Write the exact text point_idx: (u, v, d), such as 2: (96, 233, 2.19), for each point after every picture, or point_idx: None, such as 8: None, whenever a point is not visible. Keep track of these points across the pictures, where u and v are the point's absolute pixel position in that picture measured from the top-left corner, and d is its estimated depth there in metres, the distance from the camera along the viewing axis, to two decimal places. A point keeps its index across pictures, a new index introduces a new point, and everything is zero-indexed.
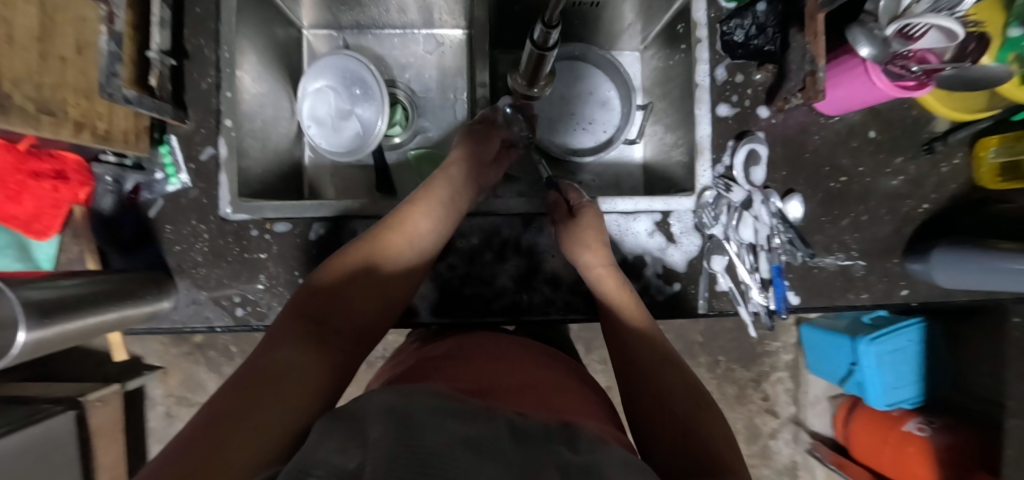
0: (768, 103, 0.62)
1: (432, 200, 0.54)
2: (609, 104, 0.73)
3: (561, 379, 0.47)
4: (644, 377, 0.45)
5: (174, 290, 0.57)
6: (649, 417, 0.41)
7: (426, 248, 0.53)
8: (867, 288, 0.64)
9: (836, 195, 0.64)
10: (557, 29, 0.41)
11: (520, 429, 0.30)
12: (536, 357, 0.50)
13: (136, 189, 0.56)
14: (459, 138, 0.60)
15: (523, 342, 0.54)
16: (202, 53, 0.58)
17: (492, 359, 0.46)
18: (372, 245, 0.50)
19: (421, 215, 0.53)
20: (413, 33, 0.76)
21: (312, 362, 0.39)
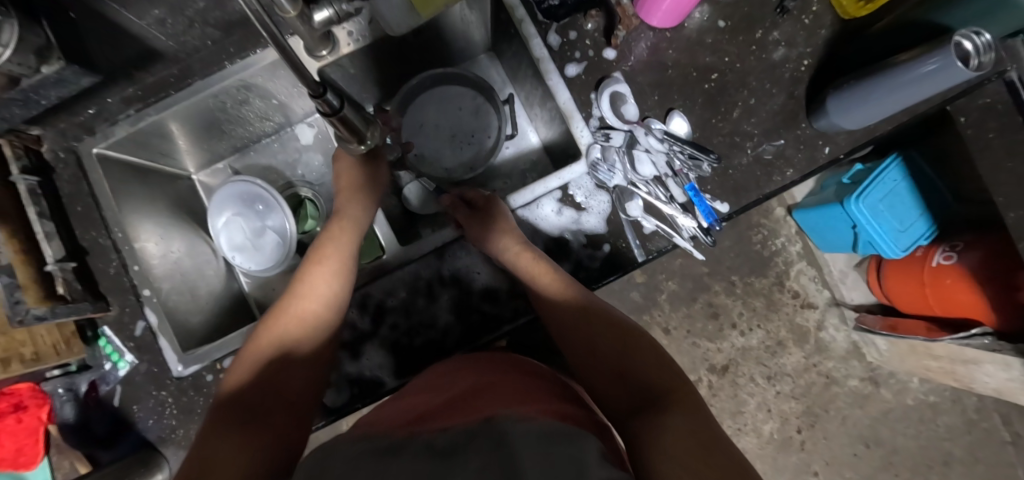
0: (610, 44, 0.63)
1: (333, 253, 0.56)
2: (484, 112, 0.74)
3: (504, 379, 0.48)
4: (584, 343, 0.49)
5: (165, 459, 0.59)
6: (601, 381, 0.47)
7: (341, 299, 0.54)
8: (790, 163, 0.63)
9: (716, 93, 0.63)
10: (328, 93, 0.37)
11: (437, 446, 0.32)
12: (480, 367, 0.52)
13: (93, 386, 0.59)
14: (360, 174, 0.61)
15: (472, 357, 0.55)
16: (98, 243, 0.61)
17: (438, 384, 0.49)
18: (285, 317, 0.52)
19: (325, 275, 0.54)
20: (288, 131, 0.79)
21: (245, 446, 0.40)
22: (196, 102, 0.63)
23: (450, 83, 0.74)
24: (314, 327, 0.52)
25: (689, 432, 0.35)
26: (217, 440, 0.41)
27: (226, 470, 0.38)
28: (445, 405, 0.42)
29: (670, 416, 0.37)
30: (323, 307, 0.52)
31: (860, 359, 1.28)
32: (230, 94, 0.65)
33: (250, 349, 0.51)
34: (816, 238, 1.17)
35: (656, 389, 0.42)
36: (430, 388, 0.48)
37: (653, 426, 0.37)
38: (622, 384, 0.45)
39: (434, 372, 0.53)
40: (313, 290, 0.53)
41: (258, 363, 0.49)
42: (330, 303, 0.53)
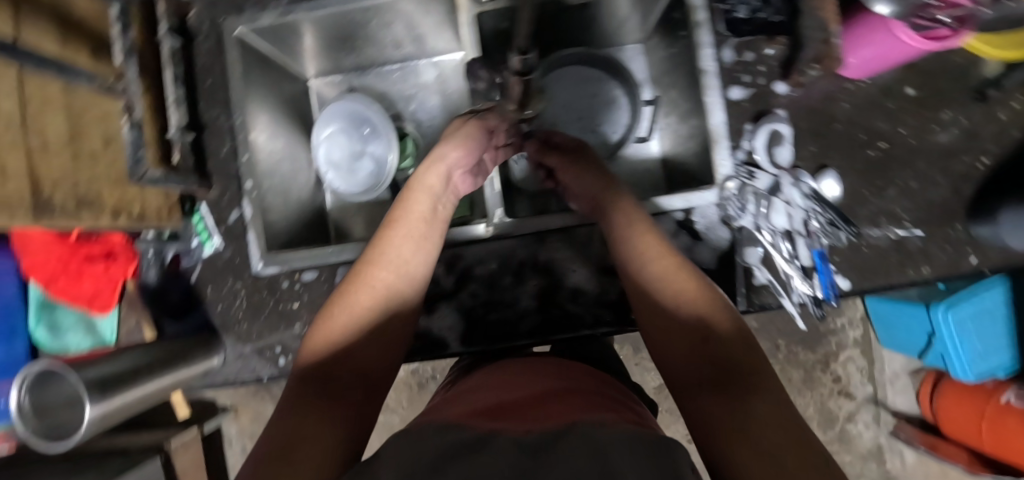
0: (784, 78, 0.58)
1: (414, 219, 0.52)
2: (615, 108, 0.71)
3: (580, 387, 0.46)
4: (654, 302, 0.46)
5: (221, 347, 0.60)
6: (671, 345, 0.43)
7: (419, 270, 0.51)
8: (928, 259, 0.57)
9: (876, 164, 0.58)
10: (531, 53, 0.36)
11: (523, 443, 0.30)
12: (547, 369, 0.51)
13: (177, 258, 0.60)
14: (455, 138, 0.56)
15: (540, 358, 0.54)
16: (217, 122, 0.61)
17: (503, 382, 0.47)
18: (356, 286, 0.48)
19: (402, 240, 0.51)
20: (413, 64, 0.76)
21: (328, 422, 0.36)
22: (346, 10, 0.61)
23: (591, 66, 0.71)
24: (392, 293, 0.48)
25: (778, 426, 0.31)
26: (300, 410, 0.37)
27: (318, 438, 0.34)
28: (519, 403, 0.40)
29: (749, 398, 0.34)
30: (400, 275, 0.49)
31: (880, 464, 1.20)
32: (378, 14, 0.63)
33: (321, 320, 0.47)
34: (883, 332, 1.10)
35: (736, 364, 0.38)
36: (496, 384, 0.47)
37: (729, 416, 0.33)
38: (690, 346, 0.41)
39: (504, 368, 0.51)
40: (387, 257, 0.49)
41: (335, 332, 0.45)
42: (403, 273, 0.50)
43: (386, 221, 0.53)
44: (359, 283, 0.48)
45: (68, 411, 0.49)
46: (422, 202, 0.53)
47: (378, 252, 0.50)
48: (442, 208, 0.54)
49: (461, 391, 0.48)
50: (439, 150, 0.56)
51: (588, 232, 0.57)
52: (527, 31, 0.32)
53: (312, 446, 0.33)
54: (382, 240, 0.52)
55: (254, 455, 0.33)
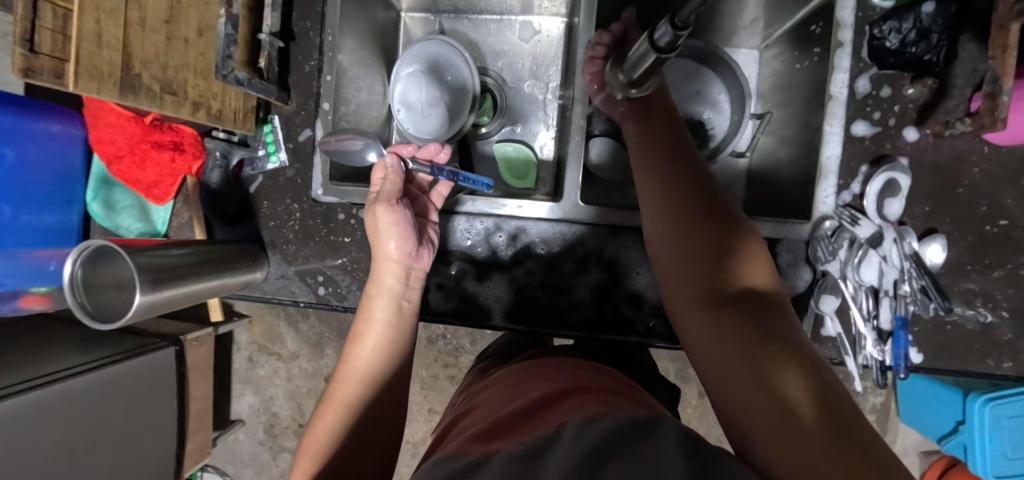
0: (918, 124, 0.53)
1: (374, 324, 0.49)
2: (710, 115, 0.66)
3: (599, 373, 0.39)
4: (666, 216, 0.41)
5: (266, 263, 0.59)
6: (678, 263, 0.39)
7: (386, 365, 0.48)
8: (1014, 355, 0.53)
9: (990, 240, 0.53)
10: (687, 30, 0.36)
11: (519, 457, 0.26)
12: (577, 361, 0.43)
13: (241, 165, 0.59)
14: (376, 232, 0.50)
15: (587, 362, 0.43)
16: (307, 36, 0.59)
17: (525, 375, 0.40)
18: (330, 408, 0.45)
19: (371, 350, 0.48)
20: (511, 19, 0.73)
21: None
22: None
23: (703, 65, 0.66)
24: (365, 401, 0.45)
25: (787, 366, 0.28)
26: None
27: None
28: (532, 400, 0.34)
29: (766, 328, 0.32)
30: (368, 384, 0.46)
31: None
32: None
33: (304, 447, 0.44)
34: (902, 408, 1.05)
35: (748, 297, 0.35)
36: (513, 378, 0.40)
37: (743, 359, 0.30)
38: (697, 273, 0.38)
39: (546, 360, 0.43)
40: (357, 371, 0.47)
41: (315, 457, 0.42)
42: (374, 378, 0.47)
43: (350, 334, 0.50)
44: (330, 404, 0.46)
45: (116, 293, 0.48)
46: (384, 313, 0.49)
47: (345, 365, 0.48)
48: (407, 304, 0.51)
49: (481, 388, 0.44)
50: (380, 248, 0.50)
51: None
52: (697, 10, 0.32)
53: None
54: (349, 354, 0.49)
55: None
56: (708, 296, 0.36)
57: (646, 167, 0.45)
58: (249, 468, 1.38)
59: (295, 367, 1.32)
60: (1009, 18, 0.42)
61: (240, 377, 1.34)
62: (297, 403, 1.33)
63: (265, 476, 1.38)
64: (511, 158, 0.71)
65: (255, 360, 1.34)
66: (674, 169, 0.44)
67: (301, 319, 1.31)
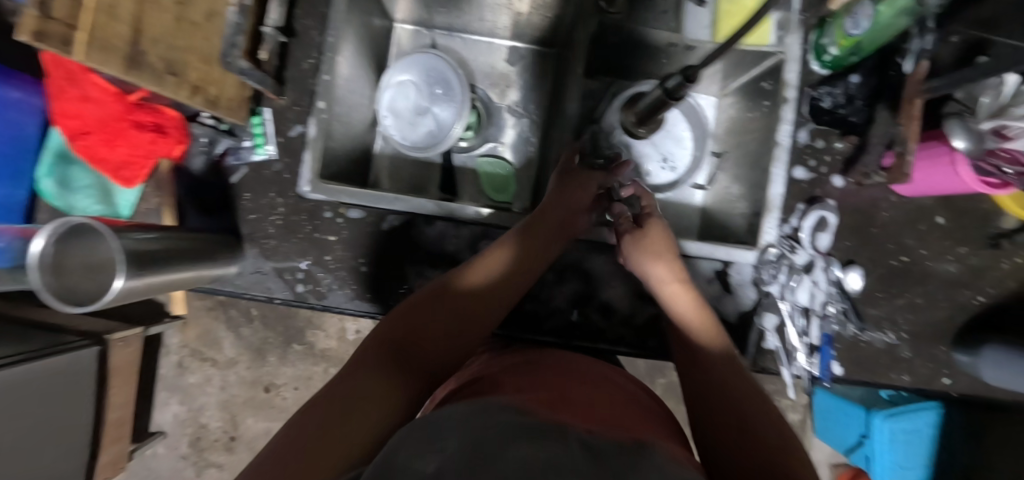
0: (844, 173, 0.62)
1: (517, 243, 0.51)
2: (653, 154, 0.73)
3: (636, 417, 0.41)
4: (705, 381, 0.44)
5: (242, 256, 0.58)
6: (718, 424, 0.39)
7: (508, 278, 0.49)
8: (911, 369, 0.64)
9: (897, 273, 0.63)
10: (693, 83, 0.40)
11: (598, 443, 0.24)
12: (612, 395, 0.45)
13: (224, 154, 0.57)
14: (558, 177, 0.55)
15: (620, 397, 0.45)
16: (307, 34, 0.60)
17: (566, 380, 0.43)
18: (447, 278, 0.47)
19: (499, 257, 0.49)
20: (500, 43, 0.78)
21: (389, 390, 0.36)
22: None
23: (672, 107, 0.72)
24: (473, 291, 0.46)
25: None
26: (370, 368, 0.37)
27: (373, 409, 0.33)
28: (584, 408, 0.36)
29: None
30: (490, 282, 0.48)
31: None
32: None
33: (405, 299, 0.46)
34: (817, 428, 1.13)
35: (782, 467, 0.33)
36: (566, 379, 0.44)
37: None
38: (731, 430, 0.38)
39: (581, 361, 0.50)
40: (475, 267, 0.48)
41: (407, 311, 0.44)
42: (497, 281, 0.48)
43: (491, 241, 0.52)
44: (444, 281, 0.47)
45: (82, 277, 0.45)
46: (533, 240, 0.51)
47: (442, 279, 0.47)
48: (551, 249, 0.52)
49: (521, 364, 0.46)
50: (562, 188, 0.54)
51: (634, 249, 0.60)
52: (706, 64, 0.36)
53: (360, 408, 0.33)
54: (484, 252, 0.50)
55: (314, 399, 0.34)
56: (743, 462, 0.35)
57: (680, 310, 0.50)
58: None
59: (232, 375, 1.24)
60: (916, 93, 0.52)
61: (166, 383, 1.24)
62: (231, 414, 1.25)
63: None
64: (491, 172, 0.76)
65: (185, 365, 1.24)
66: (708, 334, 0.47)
67: (244, 323, 1.24)
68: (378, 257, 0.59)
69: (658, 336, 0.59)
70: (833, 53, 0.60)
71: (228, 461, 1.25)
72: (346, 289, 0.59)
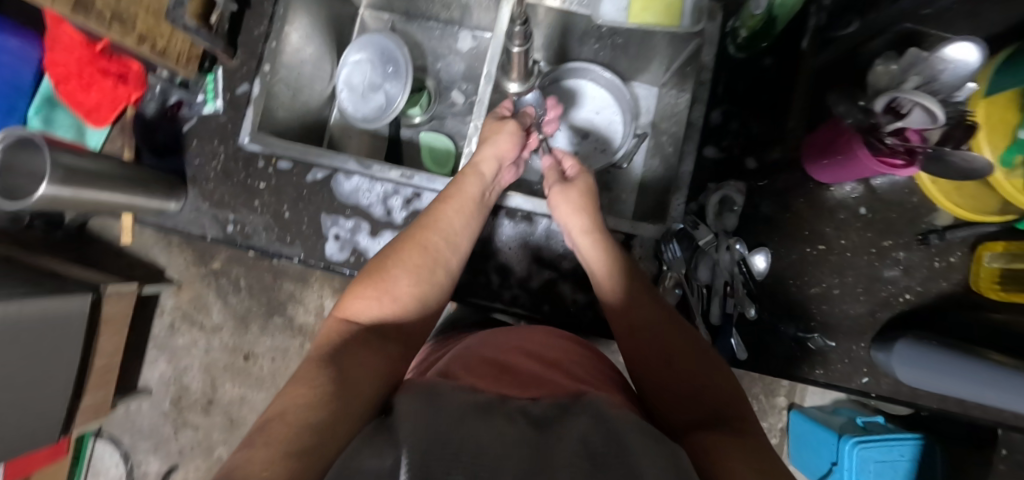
0: (756, 155, 0.64)
1: (466, 199, 0.57)
2: (571, 128, 0.76)
3: (593, 380, 0.45)
4: (647, 339, 0.46)
5: (183, 196, 0.65)
6: (660, 377, 0.44)
7: (462, 243, 0.56)
8: (823, 363, 0.62)
9: (810, 260, 0.62)
10: None
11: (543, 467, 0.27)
12: (570, 357, 0.49)
13: (178, 104, 0.66)
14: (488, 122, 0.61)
15: (574, 357, 0.49)
16: (262, 6, 0.68)
17: (518, 354, 0.48)
18: (410, 243, 0.53)
19: (456, 214, 0.56)
20: (454, 29, 0.83)
21: (370, 366, 0.41)
22: None
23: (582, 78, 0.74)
24: (436, 261, 0.53)
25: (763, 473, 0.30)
26: (352, 353, 0.42)
27: (359, 384, 0.39)
28: (528, 390, 0.40)
29: (744, 438, 0.35)
30: (450, 245, 0.54)
31: None
32: None
33: (370, 270, 0.51)
34: (793, 452, 1.06)
35: (722, 412, 0.39)
36: (515, 352, 0.48)
37: (723, 448, 0.33)
38: (677, 382, 0.42)
39: (531, 331, 0.55)
40: (441, 225, 0.55)
41: (378, 286, 0.49)
42: (454, 244, 0.55)
43: (440, 195, 0.58)
44: (407, 247, 0.53)
45: (29, 184, 0.54)
46: (476, 191, 0.59)
47: (377, 278, 0.49)
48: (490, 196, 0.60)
49: (477, 345, 0.51)
50: (495, 139, 0.58)
51: (525, 213, 0.63)
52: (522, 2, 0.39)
53: (349, 385, 0.38)
54: (436, 210, 0.56)
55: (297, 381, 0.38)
56: (692, 419, 0.39)
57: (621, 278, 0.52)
58: (147, 440, 1.33)
59: (216, 340, 1.30)
60: None
61: (157, 343, 1.32)
62: (211, 378, 1.31)
63: (162, 451, 1.32)
64: (436, 148, 0.80)
65: (175, 327, 1.32)
66: (650, 303, 0.49)
67: (231, 292, 1.29)
68: (300, 205, 0.64)
69: (551, 301, 0.62)
70: (744, 37, 0.61)
71: (203, 422, 1.31)
72: (270, 233, 0.64)
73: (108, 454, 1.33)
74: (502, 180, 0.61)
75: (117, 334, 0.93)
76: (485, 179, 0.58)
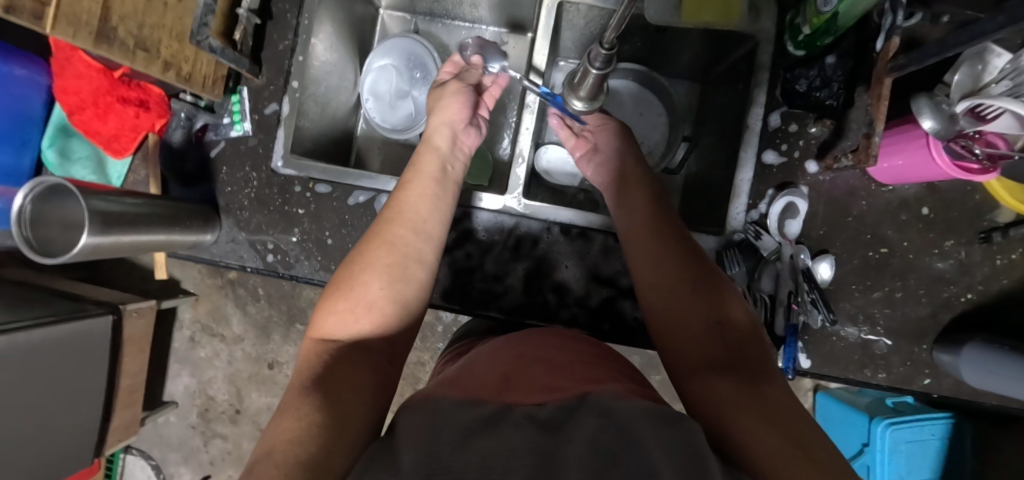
0: (818, 159, 0.61)
1: (426, 181, 0.55)
2: None
3: (607, 371, 0.44)
4: (665, 294, 0.47)
5: (218, 226, 0.62)
6: (680, 335, 0.45)
7: (429, 225, 0.53)
8: (886, 367, 0.61)
9: (872, 265, 0.61)
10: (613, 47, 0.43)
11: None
12: (593, 352, 0.49)
13: (204, 129, 0.62)
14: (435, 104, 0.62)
15: (586, 353, 0.48)
16: (285, 17, 0.63)
17: (523, 355, 0.46)
18: (375, 243, 0.50)
19: (416, 200, 0.53)
20: (482, 28, 0.78)
21: (350, 387, 0.39)
22: None
23: (623, 80, 0.73)
24: (404, 252, 0.50)
25: (776, 427, 0.32)
26: (329, 376, 0.40)
27: (340, 411, 0.37)
28: (528, 392, 0.39)
29: (760, 390, 0.36)
30: (416, 232, 0.51)
31: None
32: None
33: (336, 283, 0.48)
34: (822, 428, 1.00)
35: (738, 361, 0.40)
36: (517, 355, 0.46)
37: (738, 406, 0.34)
38: (695, 332, 0.44)
39: (544, 333, 0.53)
40: (403, 215, 0.52)
41: (345, 295, 0.47)
42: (420, 229, 0.52)
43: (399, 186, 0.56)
44: (372, 247, 0.50)
45: (64, 233, 0.51)
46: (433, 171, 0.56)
47: (345, 285, 0.47)
48: (451, 171, 0.58)
49: (486, 352, 0.49)
50: (438, 119, 0.60)
51: (582, 229, 0.60)
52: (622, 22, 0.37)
53: (330, 415, 0.36)
54: (397, 201, 0.54)
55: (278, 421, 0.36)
56: (707, 367, 0.40)
57: (638, 241, 0.51)
58: (177, 452, 1.32)
59: (238, 350, 1.27)
60: (886, 71, 0.50)
61: (179, 356, 1.29)
62: (236, 388, 1.28)
63: (192, 462, 1.32)
64: None
65: (196, 340, 1.28)
66: (669, 249, 0.49)
67: (250, 301, 1.24)
68: (343, 230, 0.61)
69: (612, 319, 0.60)
70: (805, 34, 0.58)
71: (231, 432, 1.30)
72: (313, 261, 0.62)
73: (139, 467, 1.33)
74: (466, 145, 0.62)
75: (142, 352, 0.89)
76: (442, 150, 0.58)
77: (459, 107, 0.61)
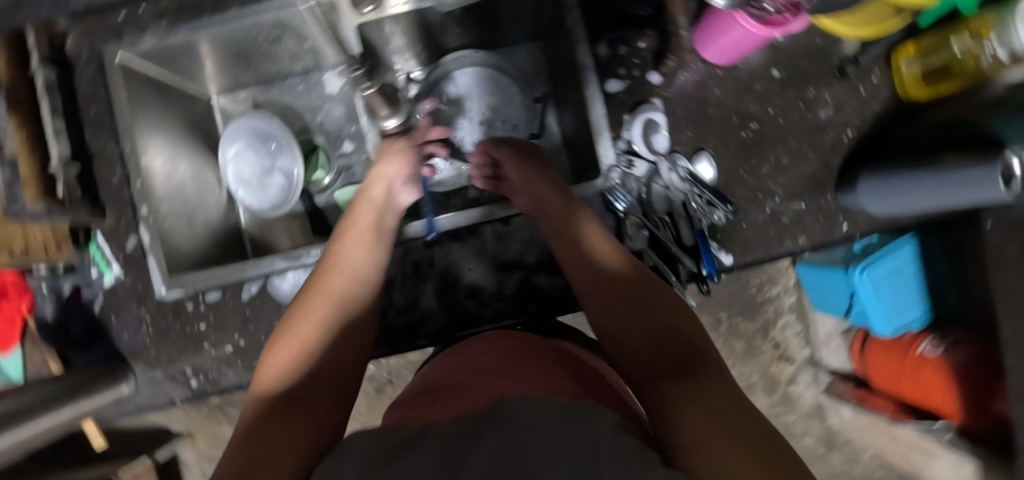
0: (656, 69, 0.61)
1: (363, 229, 0.55)
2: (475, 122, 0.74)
3: (553, 377, 0.41)
4: (608, 302, 0.46)
5: (130, 375, 0.60)
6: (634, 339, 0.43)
7: (369, 271, 0.52)
8: (804, 230, 0.61)
9: (749, 143, 0.62)
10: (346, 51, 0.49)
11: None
12: (544, 363, 0.45)
13: (77, 289, 0.61)
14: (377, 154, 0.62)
15: (533, 362, 0.44)
16: (106, 150, 0.62)
17: (471, 379, 0.43)
18: (315, 296, 0.48)
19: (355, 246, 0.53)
20: (316, 76, 0.77)
21: (290, 428, 0.35)
22: (229, 30, 0.60)
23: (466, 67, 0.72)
24: (344, 299, 0.49)
25: (725, 408, 0.29)
26: (263, 425, 0.36)
27: (277, 452, 0.32)
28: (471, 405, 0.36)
29: (708, 378, 0.34)
30: (354, 278, 0.51)
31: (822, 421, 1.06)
32: (264, 30, 0.62)
33: (272, 345, 0.45)
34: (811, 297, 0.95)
35: (683, 354, 0.38)
36: (471, 375, 0.44)
37: (687, 392, 0.32)
38: (645, 340, 0.42)
39: (480, 349, 0.51)
40: (342, 266, 0.51)
41: (287, 352, 0.44)
42: (361, 278, 0.51)
43: (334, 239, 0.55)
44: (310, 303, 0.48)
45: None
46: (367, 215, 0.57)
47: (284, 339, 0.45)
48: (387, 219, 0.58)
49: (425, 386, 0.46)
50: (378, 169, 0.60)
51: (468, 228, 0.60)
52: None
53: (265, 458, 0.32)
54: (333, 252, 0.54)
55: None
56: (659, 370, 0.38)
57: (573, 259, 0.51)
58: None
59: None
60: None
61: None
62: None
63: None
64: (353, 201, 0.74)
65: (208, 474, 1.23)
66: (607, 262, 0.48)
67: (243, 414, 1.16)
68: (249, 326, 0.60)
69: (534, 298, 0.60)
70: None
71: None
72: (235, 368, 0.61)
73: None
74: (404, 200, 0.61)
75: None
76: (376, 201, 0.58)
77: (396, 161, 0.61)
